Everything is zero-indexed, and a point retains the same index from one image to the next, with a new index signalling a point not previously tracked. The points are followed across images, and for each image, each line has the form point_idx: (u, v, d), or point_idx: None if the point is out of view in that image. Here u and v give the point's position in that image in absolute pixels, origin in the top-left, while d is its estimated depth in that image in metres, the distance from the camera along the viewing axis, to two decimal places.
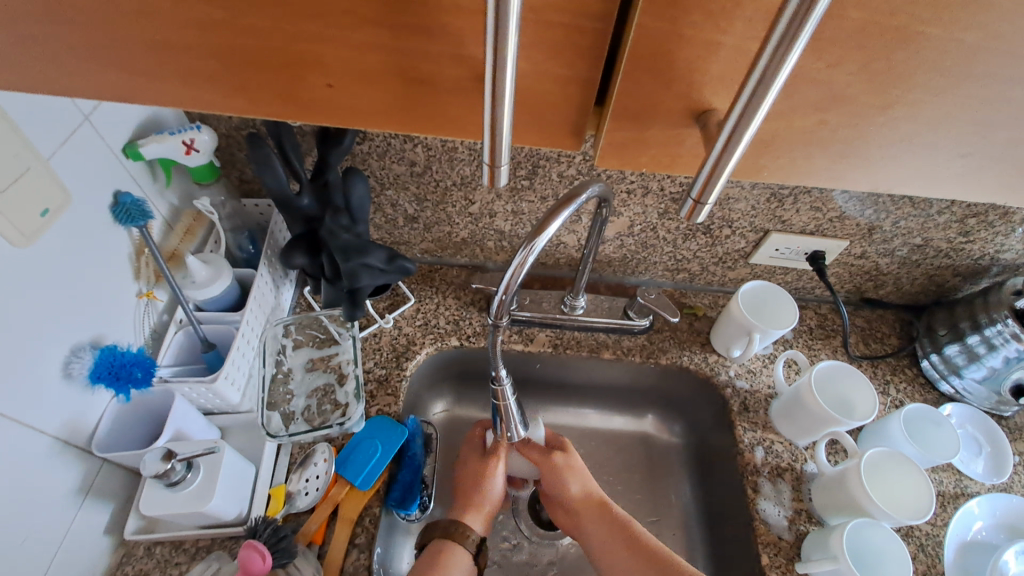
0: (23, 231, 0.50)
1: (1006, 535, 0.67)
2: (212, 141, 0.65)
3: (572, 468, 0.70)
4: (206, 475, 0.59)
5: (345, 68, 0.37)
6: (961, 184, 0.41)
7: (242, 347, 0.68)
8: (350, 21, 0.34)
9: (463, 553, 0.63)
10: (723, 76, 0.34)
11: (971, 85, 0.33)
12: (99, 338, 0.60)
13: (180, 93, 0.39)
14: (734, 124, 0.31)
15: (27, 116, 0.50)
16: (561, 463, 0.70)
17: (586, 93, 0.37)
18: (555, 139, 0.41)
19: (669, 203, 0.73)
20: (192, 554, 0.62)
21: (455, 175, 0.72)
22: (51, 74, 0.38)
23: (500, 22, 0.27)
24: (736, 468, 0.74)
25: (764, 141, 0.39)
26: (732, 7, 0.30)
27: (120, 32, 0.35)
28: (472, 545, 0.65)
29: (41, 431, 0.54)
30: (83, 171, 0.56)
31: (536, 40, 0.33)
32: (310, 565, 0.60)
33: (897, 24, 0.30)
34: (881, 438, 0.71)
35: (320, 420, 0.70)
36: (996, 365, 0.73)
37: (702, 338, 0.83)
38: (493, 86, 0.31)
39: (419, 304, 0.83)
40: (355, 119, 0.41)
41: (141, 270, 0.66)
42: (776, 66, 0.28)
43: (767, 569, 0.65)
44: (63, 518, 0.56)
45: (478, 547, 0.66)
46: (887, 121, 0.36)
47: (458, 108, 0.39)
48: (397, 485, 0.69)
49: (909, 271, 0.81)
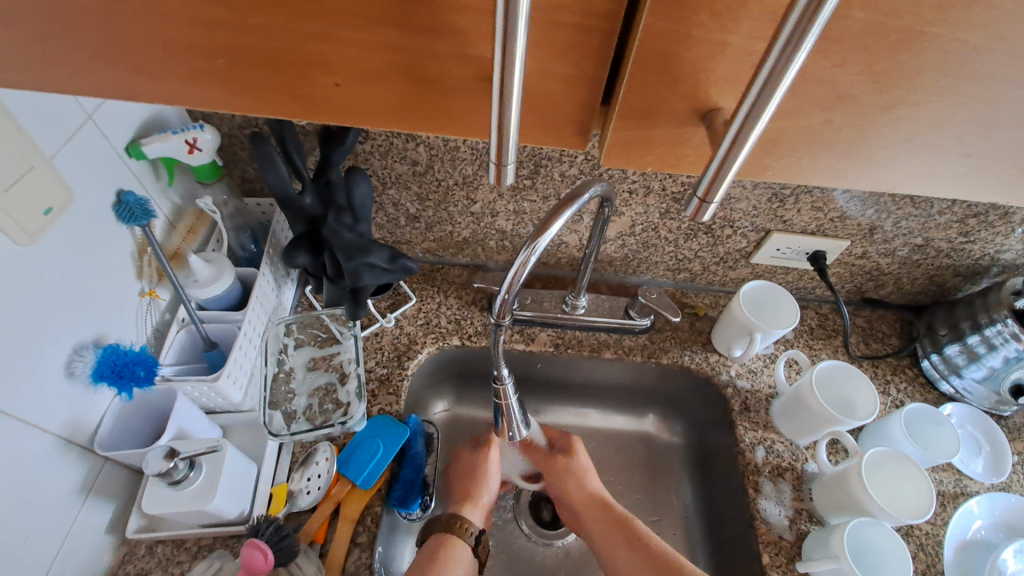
0: (26, 230, 0.50)
1: (1005, 534, 0.67)
2: (215, 140, 0.65)
3: (574, 470, 0.72)
4: (209, 474, 0.59)
5: (351, 67, 0.37)
6: (964, 184, 0.41)
7: (244, 346, 0.68)
8: (357, 20, 0.34)
9: (461, 545, 0.63)
10: (729, 76, 0.34)
11: (975, 85, 0.34)
12: (101, 337, 0.60)
13: (187, 92, 0.39)
14: (741, 124, 0.31)
15: (30, 114, 0.50)
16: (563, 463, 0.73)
17: (592, 92, 0.37)
18: (560, 138, 0.41)
19: (671, 203, 0.73)
20: (194, 553, 0.62)
21: (457, 174, 0.72)
22: (57, 72, 0.38)
23: (509, 22, 0.27)
24: (737, 467, 0.74)
25: (768, 141, 0.39)
26: (738, 7, 0.30)
27: (127, 30, 0.35)
28: (471, 536, 0.65)
29: (43, 429, 0.54)
30: (86, 169, 0.56)
31: (543, 40, 0.33)
32: (312, 563, 0.60)
33: (902, 24, 0.30)
34: (881, 438, 0.71)
35: (322, 419, 0.70)
36: (996, 365, 0.73)
37: (703, 338, 0.83)
38: (501, 85, 0.31)
39: (420, 303, 0.83)
40: (361, 118, 0.41)
41: (144, 269, 0.66)
42: (783, 66, 0.28)
43: (768, 568, 0.65)
44: (65, 517, 0.56)
45: (477, 537, 0.66)
46: (891, 121, 0.36)
47: (463, 107, 0.39)
48: (398, 484, 0.69)
49: (909, 271, 0.81)
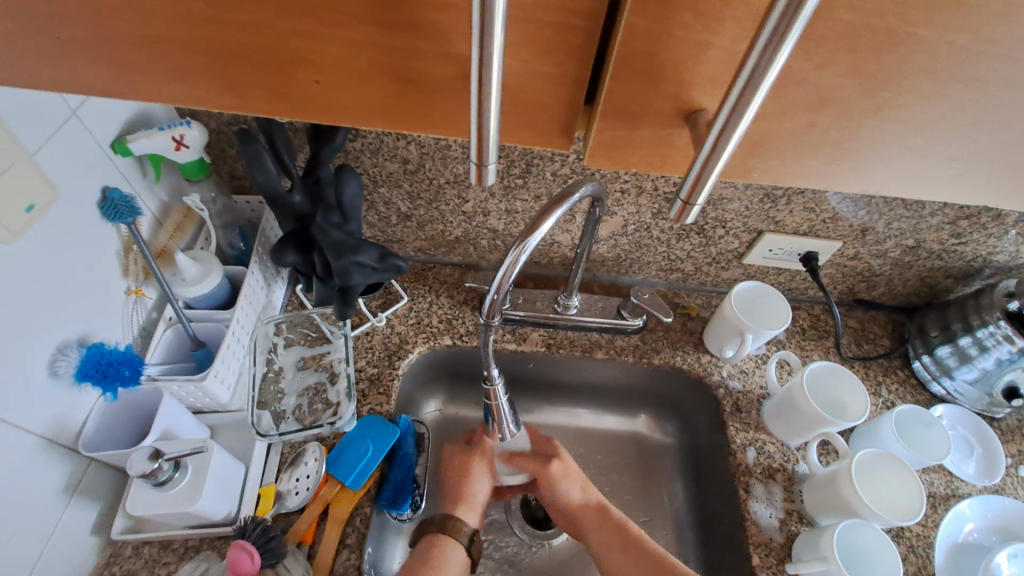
0: (7, 228, 0.49)
1: (997, 537, 0.67)
2: (201, 137, 0.64)
3: (569, 474, 0.70)
4: (195, 475, 0.59)
5: (331, 65, 0.37)
6: (951, 185, 0.41)
7: (232, 345, 0.68)
8: (337, 18, 0.33)
9: (457, 547, 0.63)
10: (713, 77, 0.34)
11: (962, 87, 0.33)
12: (86, 336, 0.59)
13: (165, 89, 0.39)
14: (724, 124, 0.31)
15: (13, 111, 0.49)
16: (558, 468, 0.70)
17: (575, 92, 0.36)
18: (545, 139, 0.40)
19: (663, 203, 0.73)
20: (180, 554, 0.61)
21: (448, 173, 0.72)
22: (34, 68, 0.38)
23: (487, 18, 0.27)
24: (728, 468, 0.74)
25: (753, 142, 0.38)
26: (721, 8, 0.30)
27: (105, 26, 0.35)
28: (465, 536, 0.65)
29: (25, 429, 0.53)
30: (72, 165, 0.56)
31: (525, 39, 0.33)
32: (300, 565, 0.59)
33: (887, 25, 0.30)
34: (870, 439, 0.71)
35: (311, 419, 0.70)
36: (987, 366, 0.73)
37: (696, 338, 0.83)
38: (480, 84, 0.30)
39: (411, 302, 0.83)
40: (342, 116, 0.41)
41: (130, 267, 0.65)
42: (764, 68, 0.27)
43: (758, 569, 0.65)
44: (48, 518, 0.56)
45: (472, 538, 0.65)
46: (878, 123, 0.36)
47: (447, 107, 0.39)
48: (388, 485, 0.69)
49: (902, 272, 0.81)
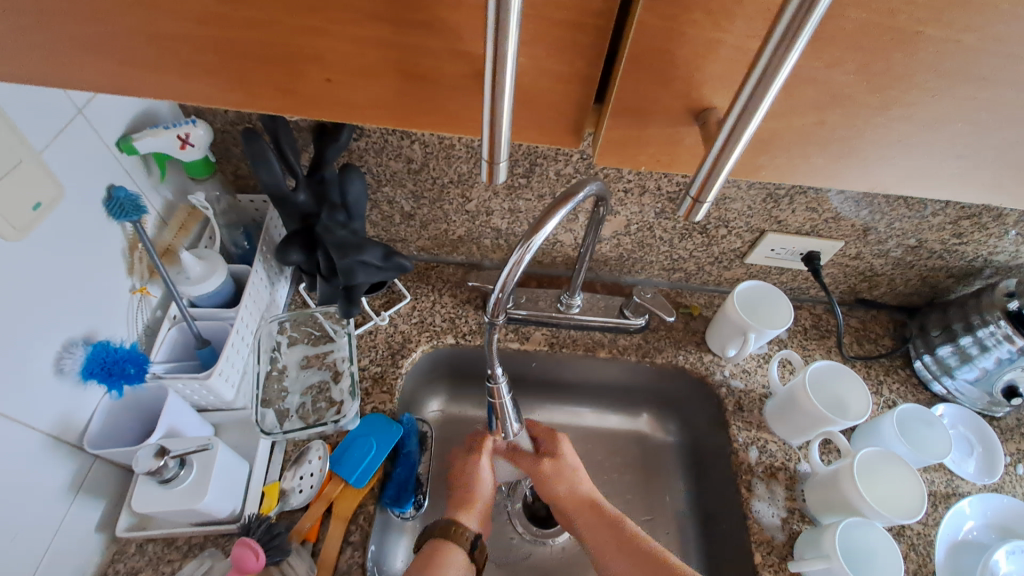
0: (14, 225, 0.49)
1: (997, 535, 0.68)
2: (207, 136, 0.65)
3: (561, 470, 0.71)
4: (199, 472, 0.59)
5: (343, 62, 0.37)
6: (956, 184, 0.41)
7: (236, 342, 0.68)
8: (349, 14, 0.34)
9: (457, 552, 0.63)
10: (722, 75, 0.34)
11: (969, 87, 0.34)
12: (91, 334, 0.59)
13: (176, 85, 0.39)
14: (734, 123, 0.31)
15: (19, 109, 0.49)
16: (549, 465, 0.72)
17: (585, 91, 0.37)
18: (553, 136, 0.40)
19: (666, 202, 0.73)
20: (184, 552, 0.61)
21: (452, 172, 0.72)
22: (46, 64, 0.38)
23: (501, 15, 0.27)
24: (730, 466, 0.74)
25: (761, 141, 0.39)
26: (732, 6, 0.30)
27: (120, 24, 0.35)
28: (467, 542, 0.65)
29: (30, 426, 0.53)
30: (76, 163, 0.56)
31: (537, 37, 0.33)
32: (304, 562, 0.60)
33: (896, 24, 0.30)
34: (872, 438, 0.72)
35: (315, 417, 0.70)
36: (988, 366, 0.74)
37: (698, 337, 0.83)
38: (493, 81, 0.30)
39: (414, 301, 0.83)
40: (353, 114, 0.41)
41: (135, 265, 0.65)
42: (775, 66, 0.28)
43: (761, 568, 0.65)
44: (53, 516, 0.56)
45: (473, 542, 0.65)
46: (886, 121, 0.36)
47: (456, 104, 0.39)
48: (392, 483, 0.69)
49: (903, 272, 0.82)
